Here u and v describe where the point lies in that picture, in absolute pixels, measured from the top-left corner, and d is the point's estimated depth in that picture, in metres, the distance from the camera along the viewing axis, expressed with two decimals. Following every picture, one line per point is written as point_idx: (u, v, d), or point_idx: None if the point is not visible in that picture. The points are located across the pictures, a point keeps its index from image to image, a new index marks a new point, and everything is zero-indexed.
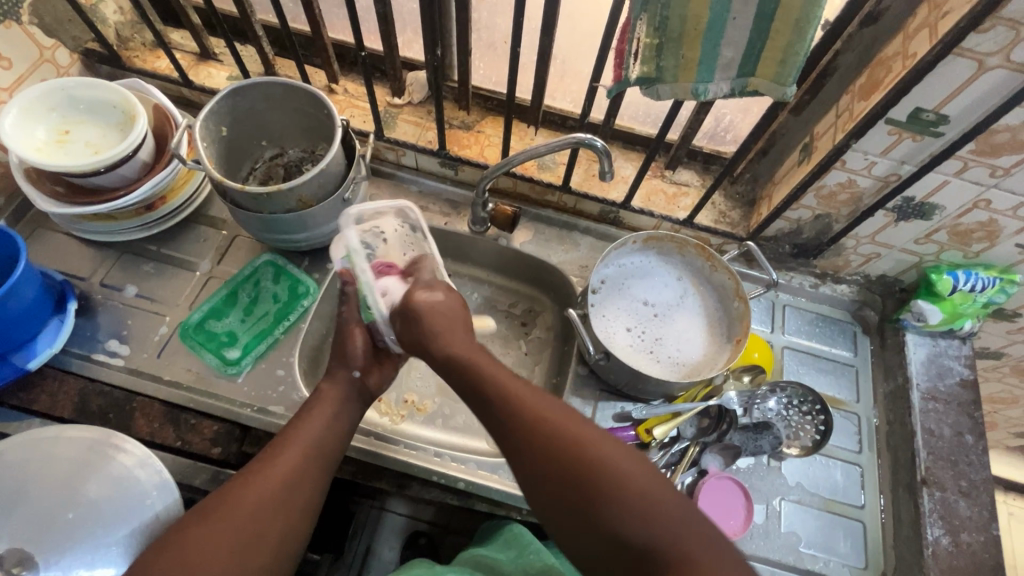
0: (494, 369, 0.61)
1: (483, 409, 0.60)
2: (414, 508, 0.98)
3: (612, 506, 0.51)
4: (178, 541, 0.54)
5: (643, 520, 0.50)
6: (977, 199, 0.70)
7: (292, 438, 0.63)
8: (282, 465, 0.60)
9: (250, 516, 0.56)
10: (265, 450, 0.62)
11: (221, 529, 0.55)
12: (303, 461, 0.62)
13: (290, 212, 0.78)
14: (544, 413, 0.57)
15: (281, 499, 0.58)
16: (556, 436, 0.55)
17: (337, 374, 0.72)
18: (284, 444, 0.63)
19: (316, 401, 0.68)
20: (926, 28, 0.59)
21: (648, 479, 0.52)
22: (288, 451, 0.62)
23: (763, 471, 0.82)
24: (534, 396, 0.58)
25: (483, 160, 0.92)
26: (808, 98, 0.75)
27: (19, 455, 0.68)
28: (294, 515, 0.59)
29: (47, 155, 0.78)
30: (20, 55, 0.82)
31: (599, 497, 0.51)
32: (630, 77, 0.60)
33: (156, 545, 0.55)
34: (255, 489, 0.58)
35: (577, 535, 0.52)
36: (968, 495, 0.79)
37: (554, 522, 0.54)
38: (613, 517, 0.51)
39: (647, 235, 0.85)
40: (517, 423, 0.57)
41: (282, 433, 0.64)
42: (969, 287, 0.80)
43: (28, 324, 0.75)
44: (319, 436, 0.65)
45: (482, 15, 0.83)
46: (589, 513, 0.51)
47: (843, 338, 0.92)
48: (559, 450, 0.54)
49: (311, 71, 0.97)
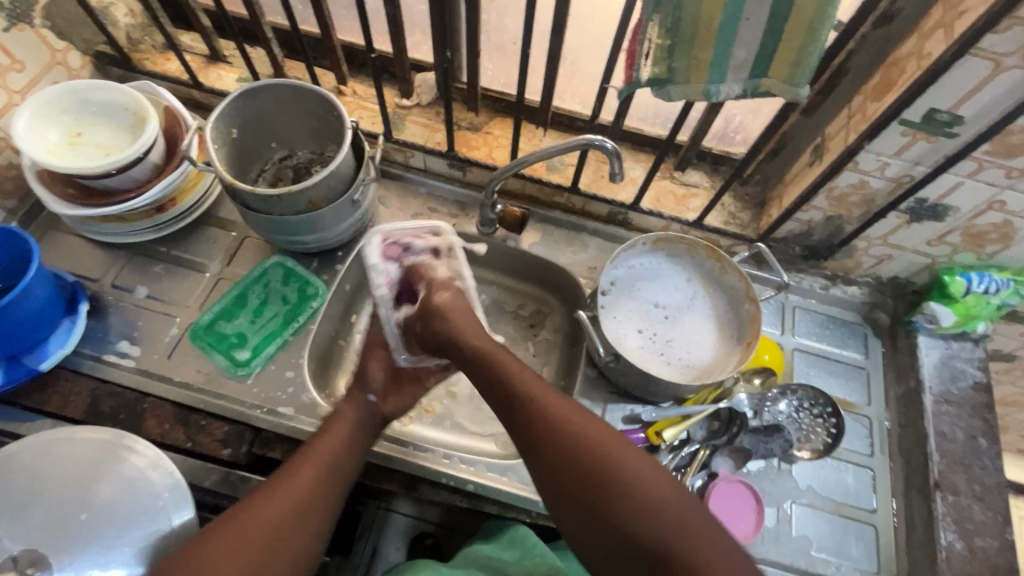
0: (523, 375, 0.66)
1: (511, 417, 0.64)
2: (420, 508, 0.95)
3: (629, 511, 0.55)
4: (197, 555, 0.55)
5: (658, 525, 0.54)
6: (992, 201, 0.69)
7: (310, 453, 0.65)
8: (300, 480, 0.62)
9: (268, 530, 0.58)
10: (284, 465, 0.64)
11: (239, 544, 0.56)
12: (321, 475, 0.64)
13: (300, 213, 0.78)
14: (566, 421, 0.61)
15: (299, 514, 0.60)
16: (577, 442, 0.59)
17: (353, 395, 0.74)
18: (305, 458, 0.64)
19: (335, 418, 0.69)
20: (942, 28, 0.58)
21: (662, 486, 0.56)
22: (309, 463, 0.64)
23: (774, 475, 0.82)
24: (562, 407, 0.63)
25: (492, 161, 0.92)
26: (820, 99, 0.75)
27: (33, 456, 0.68)
28: (312, 529, 0.61)
29: (59, 157, 0.78)
30: (32, 57, 0.83)
31: (617, 500, 0.55)
32: (642, 78, 0.60)
33: (174, 555, 0.56)
34: (272, 506, 0.59)
35: (598, 541, 0.56)
36: (982, 499, 0.78)
37: (577, 525, 0.58)
38: (629, 522, 0.55)
39: (657, 236, 0.84)
40: (541, 428, 0.61)
41: (305, 446, 0.66)
42: (983, 288, 0.79)
43: (40, 325, 0.75)
44: (336, 452, 0.66)
45: (491, 16, 0.83)
46: (609, 517, 0.55)
47: (854, 340, 0.91)
48: (581, 457, 0.58)
49: (320, 73, 0.98)
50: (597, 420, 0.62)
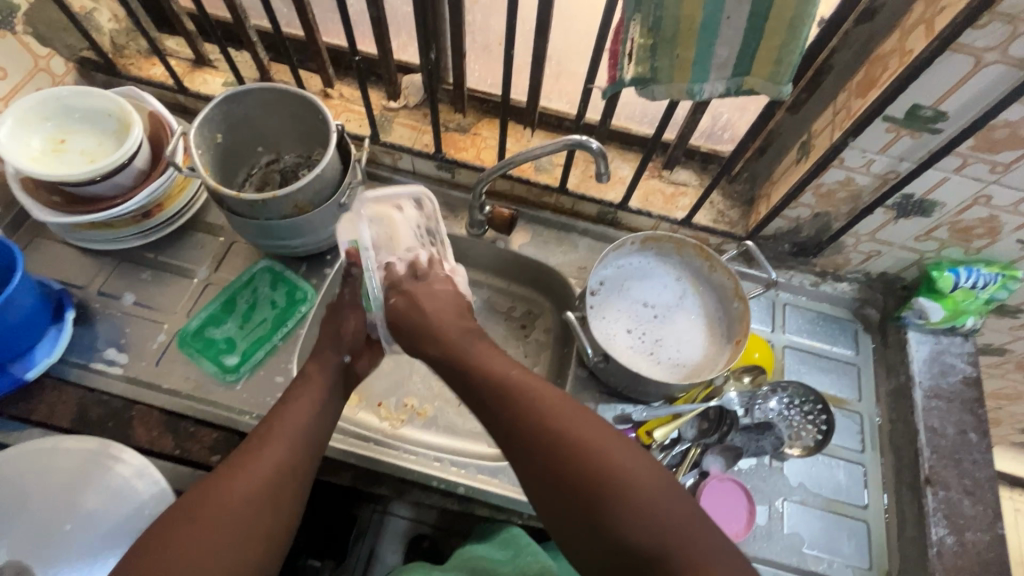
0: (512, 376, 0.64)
1: (496, 418, 0.62)
2: (418, 510, 0.97)
3: (617, 512, 0.53)
4: (159, 544, 0.51)
5: (643, 523, 0.52)
6: (978, 195, 0.69)
7: (276, 427, 0.62)
8: (268, 459, 0.59)
9: (235, 515, 0.54)
10: (247, 445, 0.60)
11: (205, 531, 0.52)
12: (288, 457, 0.60)
13: (286, 218, 0.77)
14: (558, 417, 0.59)
15: (272, 490, 0.57)
16: (564, 443, 0.57)
17: (325, 359, 0.72)
18: (270, 438, 0.61)
19: (299, 393, 0.67)
20: (922, 24, 0.58)
21: (651, 484, 0.54)
22: (273, 447, 0.60)
23: (765, 472, 0.82)
24: (550, 401, 0.60)
25: (480, 162, 0.92)
26: (805, 96, 0.75)
27: (18, 466, 0.68)
28: (283, 508, 0.58)
29: (43, 165, 0.77)
30: (15, 64, 0.82)
31: (604, 503, 0.53)
32: (625, 78, 0.60)
33: (144, 542, 0.52)
34: (239, 485, 0.56)
35: (584, 547, 0.54)
36: (973, 493, 0.78)
37: (564, 535, 0.56)
38: (622, 521, 0.52)
39: (646, 234, 0.84)
40: (527, 429, 0.59)
41: (264, 428, 0.62)
42: (971, 283, 0.79)
43: (27, 334, 0.75)
44: (303, 423, 0.63)
45: (476, 17, 0.83)
46: (598, 522, 0.53)
47: (844, 337, 0.91)
48: (566, 453, 0.56)
49: (306, 76, 0.97)
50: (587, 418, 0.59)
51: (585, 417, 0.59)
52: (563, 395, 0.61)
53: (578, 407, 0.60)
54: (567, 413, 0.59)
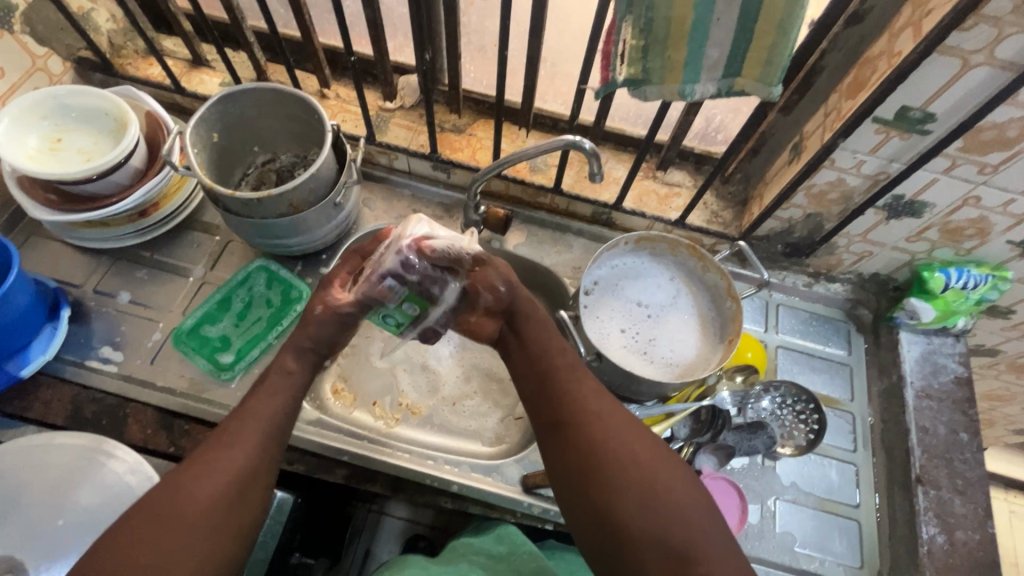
0: (557, 367, 0.64)
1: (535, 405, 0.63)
2: (414, 511, 0.99)
3: (624, 504, 0.53)
4: (131, 542, 0.49)
5: (655, 519, 0.52)
6: (967, 196, 0.70)
7: (251, 413, 0.59)
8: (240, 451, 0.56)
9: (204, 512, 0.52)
10: (221, 434, 0.57)
11: (181, 528, 0.51)
12: (260, 447, 0.58)
13: (281, 217, 0.77)
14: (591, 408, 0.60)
15: (244, 483, 0.55)
16: (594, 438, 0.57)
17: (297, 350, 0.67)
18: (241, 428, 0.58)
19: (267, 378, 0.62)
20: (910, 26, 0.59)
21: (664, 480, 0.54)
22: (246, 436, 0.57)
23: (757, 471, 0.83)
24: (583, 396, 0.61)
25: (475, 162, 0.92)
26: (796, 98, 0.75)
27: (11, 461, 0.68)
28: (255, 501, 0.56)
29: (39, 163, 0.78)
30: (12, 63, 0.83)
31: (616, 495, 0.53)
32: (618, 79, 0.60)
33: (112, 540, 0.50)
34: (209, 479, 0.53)
35: (596, 539, 0.54)
36: (963, 492, 0.79)
37: (578, 523, 0.56)
38: (636, 515, 0.52)
39: (639, 235, 0.85)
40: (565, 418, 0.60)
41: (237, 415, 0.59)
42: (962, 284, 0.79)
43: (22, 331, 0.75)
44: (276, 409, 0.61)
45: (471, 19, 0.84)
46: (613, 515, 0.53)
47: (837, 337, 0.92)
48: (594, 446, 0.57)
49: (303, 77, 0.98)
50: (617, 414, 0.60)
51: (617, 414, 0.60)
52: (594, 388, 0.62)
53: (607, 404, 0.60)
54: (600, 408, 0.60)
